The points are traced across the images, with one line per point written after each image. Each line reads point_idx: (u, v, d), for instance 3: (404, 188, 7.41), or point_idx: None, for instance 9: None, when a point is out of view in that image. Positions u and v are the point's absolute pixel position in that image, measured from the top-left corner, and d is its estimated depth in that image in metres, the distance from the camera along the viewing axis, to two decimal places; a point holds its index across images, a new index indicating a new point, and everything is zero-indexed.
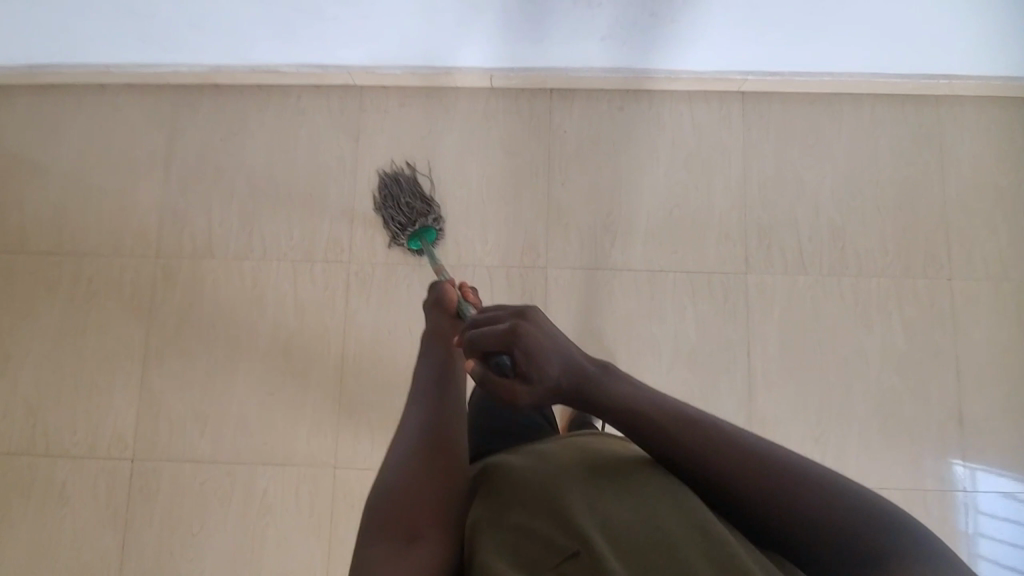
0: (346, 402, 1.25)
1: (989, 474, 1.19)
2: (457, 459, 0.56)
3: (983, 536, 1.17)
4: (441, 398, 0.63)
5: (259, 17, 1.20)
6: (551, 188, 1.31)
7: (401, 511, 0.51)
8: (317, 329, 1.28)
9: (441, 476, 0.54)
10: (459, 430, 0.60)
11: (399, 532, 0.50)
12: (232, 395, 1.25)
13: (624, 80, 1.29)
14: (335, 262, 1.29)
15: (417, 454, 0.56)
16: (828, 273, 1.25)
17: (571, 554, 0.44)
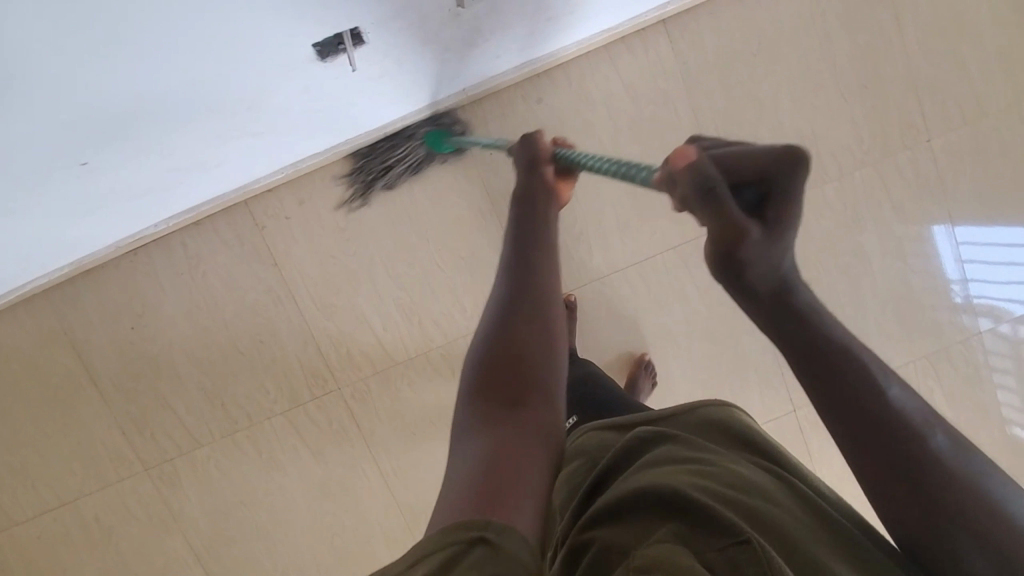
0: (408, 511, 1.23)
1: (1001, 309, 1.24)
2: (549, 328, 0.58)
3: (1005, 361, 1.26)
4: (530, 268, 0.63)
5: (96, 220, 0.98)
6: (504, 220, 1.16)
7: (493, 378, 0.54)
8: (344, 463, 1.21)
9: (539, 339, 0.57)
10: (554, 303, 0.60)
11: (502, 395, 0.53)
12: (300, 552, 1.24)
13: (532, 71, 1.10)
14: (325, 393, 1.18)
15: (514, 321, 0.58)
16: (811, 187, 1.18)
17: (741, 540, 0.46)
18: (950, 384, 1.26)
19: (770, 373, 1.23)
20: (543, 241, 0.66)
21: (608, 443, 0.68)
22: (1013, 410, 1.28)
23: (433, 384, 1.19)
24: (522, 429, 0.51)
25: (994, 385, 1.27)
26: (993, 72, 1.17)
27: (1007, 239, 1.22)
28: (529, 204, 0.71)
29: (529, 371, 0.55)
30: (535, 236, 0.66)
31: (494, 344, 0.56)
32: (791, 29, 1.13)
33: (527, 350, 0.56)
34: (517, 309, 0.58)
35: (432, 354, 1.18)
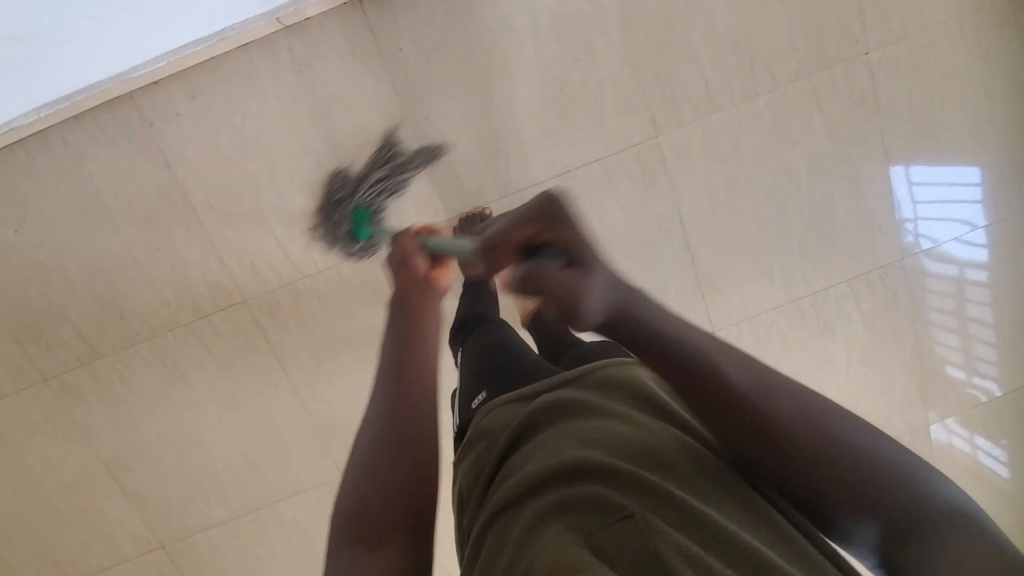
0: (321, 425, 1.22)
1: (930, 233, 1.22)
2: (416, 445, 0.56)
3: (938, 280, 1.25)
4: (401, 372, 0.61)
5: None
6: (415, 126, 1.09)
7: (360, 521, 0.51)
8: (253, 376, 1.18)
9: (400, 462, 0.55)
10: (427, 415, 0.58)
11: (363, 539, 0.50)
12: (213, 463, 1.23)
13: None
14: (229, 305, 1.14)
15: (378, 452, 0.55)
16: (741, 100, 1.12)
17: (625, 516, 0.44)
18: (868, 308, 1.27)
19: (689, 293, 1.22)
20: (428, 345, 0.66)
21: (506, 416, 0.61)
22: (936, 341, 1.30)
23: (345, 298, 1.16)
24: (381, 565, 0.49)
25: (925, 305, 1.27)
26: None
27: (953, 177, 1.20)
28: (407, 315, 0.69)
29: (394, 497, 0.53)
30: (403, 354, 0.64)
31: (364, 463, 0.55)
32: None
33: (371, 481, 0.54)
34: (385, 444, 0.56)
35: (342, 266, 1.14)
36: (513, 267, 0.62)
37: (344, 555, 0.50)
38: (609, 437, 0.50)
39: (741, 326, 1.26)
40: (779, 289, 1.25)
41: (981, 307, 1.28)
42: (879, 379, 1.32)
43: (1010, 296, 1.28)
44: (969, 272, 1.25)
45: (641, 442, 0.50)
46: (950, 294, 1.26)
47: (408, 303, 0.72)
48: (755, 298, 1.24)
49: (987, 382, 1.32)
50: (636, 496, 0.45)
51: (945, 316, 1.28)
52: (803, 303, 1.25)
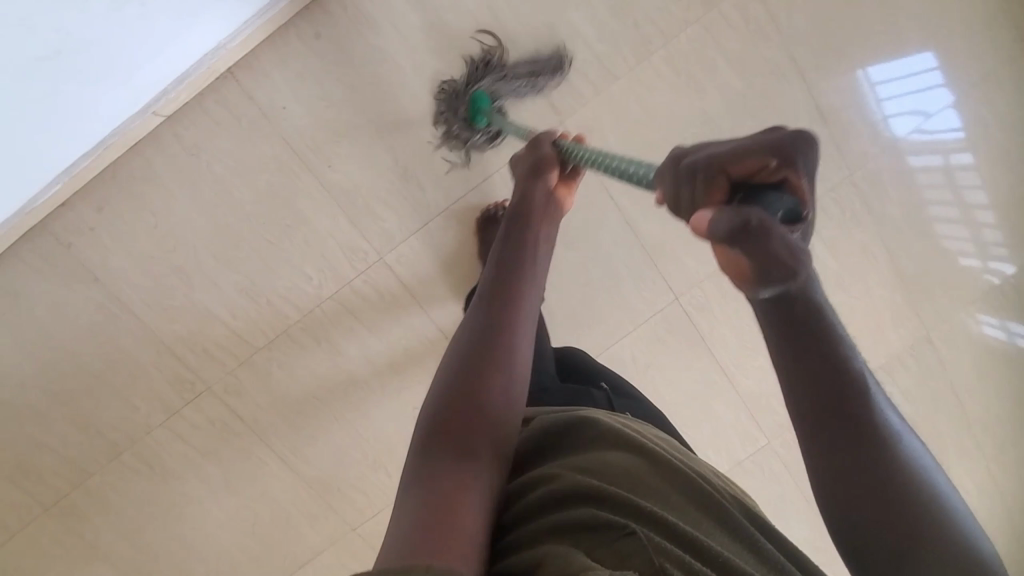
0: (318, 486, 1.23)
1: (892, 128, 1.17)
2: (497, 364, 0.60)
3: (924, 172, 1.20)
4: (513, 285, 0.66)
5: None
6: (322, 177, 1.08)
7: (446, 432, 0.55)
8: (239, 458, 1.19)
9: (489, 380, 0.58)
10: (507, 337, 0.62)
11: (454, 444, 0.54)
12: (226, 548, 1.24)
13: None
14: (196, 396, 1.15)
15: (468, 365, 0.59)
16: (637, 61, 1.09)
17: (625, 532, 0.47)
18: (829, 232, 1.22)
19: (641, 265, 1.19)
20: (526, 263, 0.69)
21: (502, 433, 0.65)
22: (925, 242, 1.23)
23: (304, 361, 1.16)
24: (471, 471, 0.53)
25: (920, 198, 1.21)
26: None
27: (915, 65, 1.15)
28: (514, 239, 0.72)
29: (484, 416, 0.57)
30: (507, 275, 0.67)
31: (458, 380, 0.58)
32: None
33: (462, 405, 0.57)
34: (488, 352, 0.60)
35: (291, 331, 1.14)
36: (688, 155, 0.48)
37: (432, 460, 0.53)
38: (605, 464, 0.54)
39: (704, 284, 1.22)
40: None
41: (976, 192, 1.23)
42: (862, 301, 1.27)
43: (1002, 175, 1.23)
44: (955, 158, 1.20)
45: (635, 469, 0.54)
46: (938, 185, 1.21)
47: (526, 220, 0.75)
48: (711, 253, 1.20)
49: (1001, 264, 1.26)
50: (632, 515, 0.49)
51: (937, 209, 1.22)
52: None
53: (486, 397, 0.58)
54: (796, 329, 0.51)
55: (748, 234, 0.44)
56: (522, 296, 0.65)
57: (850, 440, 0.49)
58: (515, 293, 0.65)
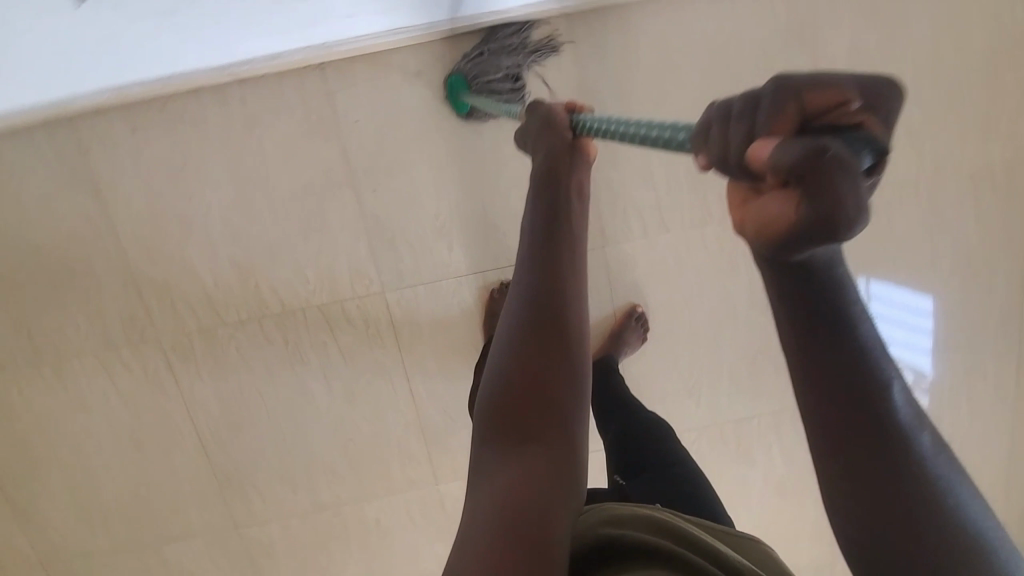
0: (221, 472, 1.18)
1: None
2: (559, 328, 0.59)
3: None
4: (558, 261, 0.63)
5: None
6: (361, 197, 1.06)
7: (501, 414, 0.57)
8: (157, 413, 1.15)
9: (538, 364, 0.58)
10: (569, 310, 0.61)
11: (508, 431, 0.56)
12: (104, 490, 1.19)
13: (421, 36, 0.99)
14: (142, 341, 1.10)
15: (517, 348, 0.59)
16: (691, 226, 1.12)
17: None
18: (791, 444, 1.26)
19: None
20: (566, 241, 0.65)
21: None
22: None
23: (264, 353, 1.13)
24: (535, 455, 0.54)
25: None
26: (907, 144, 1.09)
27: (909, 303, 1.17)
28: (553, 202, 0.67)
29: (548, 396, 0.57)
30: (558, 233, 0.65)
31: (520, 366, 0.58)
32: (702, 56, 1.04)
33: (560, 372, 0.58)
34: (535, 335, 0.59)
35: (264, 321, 1.11)
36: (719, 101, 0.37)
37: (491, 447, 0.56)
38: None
39: None
40: (705, 411, 1.24)
41: None
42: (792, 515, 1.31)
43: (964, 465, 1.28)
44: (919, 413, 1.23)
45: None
46: None
47: (562, 171, 0.69)
48: (680, 416, 1.23)
49: None
50: None
51: None
52: (726, 429, 1.24)
53: (547, 357, 0.58)
54: (811, 325, 0.41)
55: (816, 165, 0.30)
56: (569, 266, 0.63)
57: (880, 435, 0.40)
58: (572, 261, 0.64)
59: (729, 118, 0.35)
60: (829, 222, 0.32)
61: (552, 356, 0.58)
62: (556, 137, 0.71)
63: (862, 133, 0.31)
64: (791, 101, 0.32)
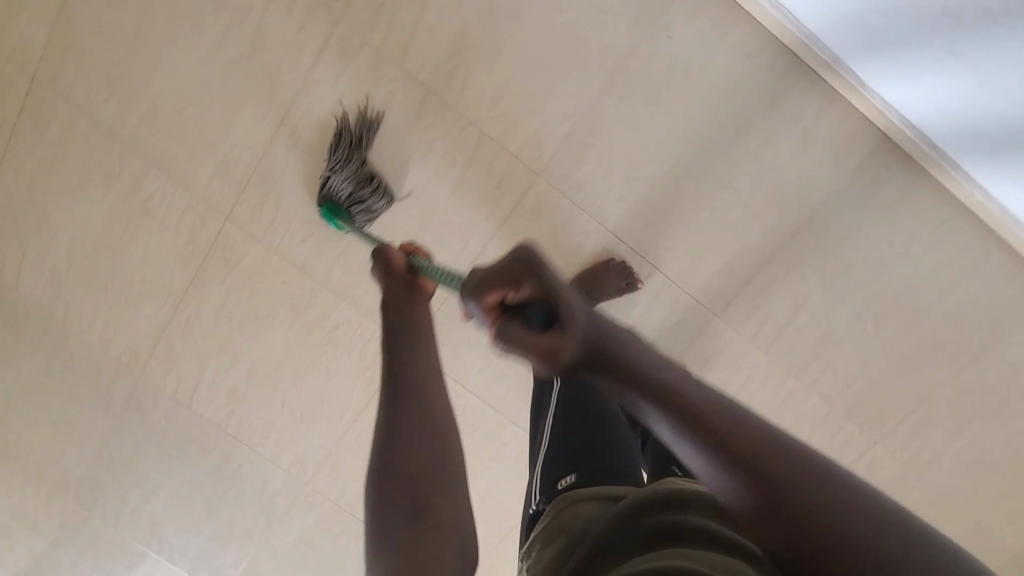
0: (265, 167, 1.09)
1: None
2: (425, 401, 0.60)
3: None
4: (414, 353, 0.63)
5: None
6: (603, 92, 1.02)
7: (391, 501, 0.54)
8: (272, 72, 1.05)
9: (411, 442, 0.58)
10: (432, 381, 0.61)
11: (401, 508, 0.54)
12: (153, 81, 1.06)
13: (791, 38, 0.98)
14: (325, 8, 1.01)
15: (392, 438, 0.57)
16: (784, 367, 1.13)
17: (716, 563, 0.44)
18: None
19: None
20: (421, 329, 0.65)
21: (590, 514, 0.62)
22: None
23: (402, 120, 1.05)
24: (427, 534, 0.53)
25: None
26: (967, 463, 1.16)
27: None
28: (396, 310, 0.68)
29: (424, 476, 0.56)
30: (407, 332, 0.65)
31: (394, 453, 0.57)
32: (923, 262, 1.07)
33: (419, 445, 0.58)
34: (404, 420, 0.58)
35: (430, 97, 1.04)
36: (465, 285, 0.51)
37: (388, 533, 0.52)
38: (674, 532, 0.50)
39: None
40: None
41: None
42: None
43: None
44: None
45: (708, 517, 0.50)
46: None
47: (395, 296, 0.70)
48: None
49: None
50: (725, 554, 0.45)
51: None
52: None
53: (417, 435, 0.58)
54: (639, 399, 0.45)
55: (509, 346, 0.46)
56: (434, 352, 0.64)
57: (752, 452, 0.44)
58: (420, 337, 0.64)
59: (467, 302, 0.51)
60: (553, 354, 0.45)
61: (416, 436, 0.58)
62: (385, 262, 0.73)
63: (531, 302, 0.47)
64: (489, 298, 0.48)
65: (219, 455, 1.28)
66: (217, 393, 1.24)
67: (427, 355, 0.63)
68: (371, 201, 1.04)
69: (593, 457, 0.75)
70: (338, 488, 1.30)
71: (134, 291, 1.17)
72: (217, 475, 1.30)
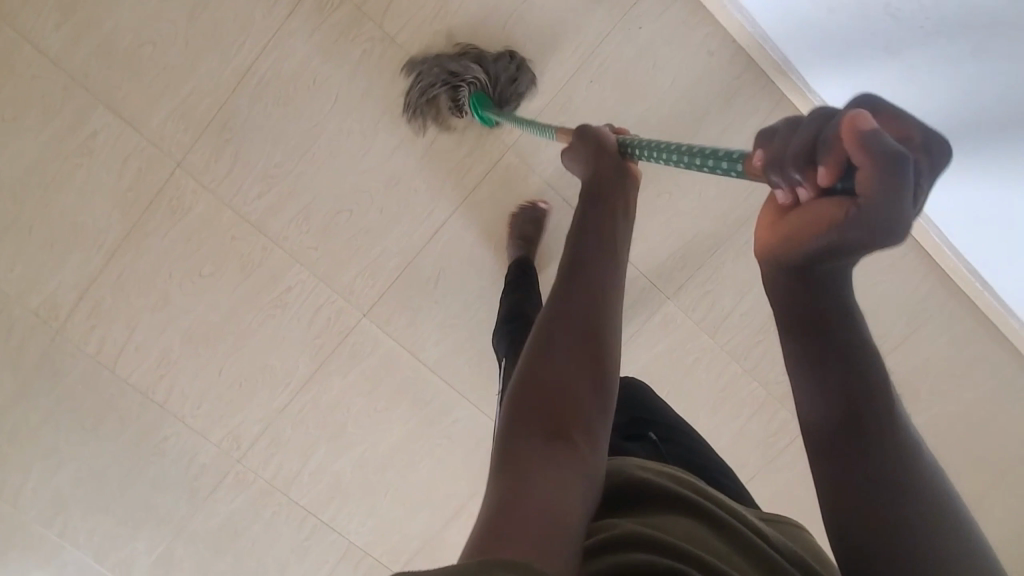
0: (227, 116, 1.05)
1: None
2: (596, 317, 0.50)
3: None
4: (604, 256, 0.54)
5: None
6: (575, 75, 1.07)
7: (523, 420, 0.45)
8: (244, 18, 1.02)
9: (579, 361, 0.48)
10: (612, 300, 0.52)
11: (542, 433, 0.44)
12: (112, 13, 1.01)
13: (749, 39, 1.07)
14: None
15: (554, 346, 0.49)
16: (728, 350, 1.19)
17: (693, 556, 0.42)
18: None
19: None
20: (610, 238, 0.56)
21: None
22: None
23: (378, 81, 1.06)
24: (564, 467, 0.43)
25: None
26: None
27: None
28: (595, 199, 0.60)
29: (574, 402, 0.47)
30: (593, 230, 0.56)
31: (540, 362, 0.48)
32: None
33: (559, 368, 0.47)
34: (568, 333, 0.49)
35: (408, 62, 1.05)
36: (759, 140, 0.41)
37: (517, 448, 0.44)
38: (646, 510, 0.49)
39: None
40: None
41: None
42: None
43: None
44: None
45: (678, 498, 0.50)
46: None
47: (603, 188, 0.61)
48: None
49: None
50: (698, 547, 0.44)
51: None
52: None
53: (576, 354, 0.49)
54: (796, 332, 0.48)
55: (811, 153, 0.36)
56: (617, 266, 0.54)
57: (854, 420, 0.46)
58: (607, 247, 0.55)
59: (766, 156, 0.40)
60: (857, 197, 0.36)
61: (577, 352, 0.49)
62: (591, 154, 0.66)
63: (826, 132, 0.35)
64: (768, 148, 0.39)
65: (141, 425, 1.18)
66: (147, 356, 1.14)
67: (610, 270, 0.53)
68: (518, 77, 1.05)
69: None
70: (272, 469, 1.21)
71: (64, 236, 1.09)
72: (137, 448, 1.19)
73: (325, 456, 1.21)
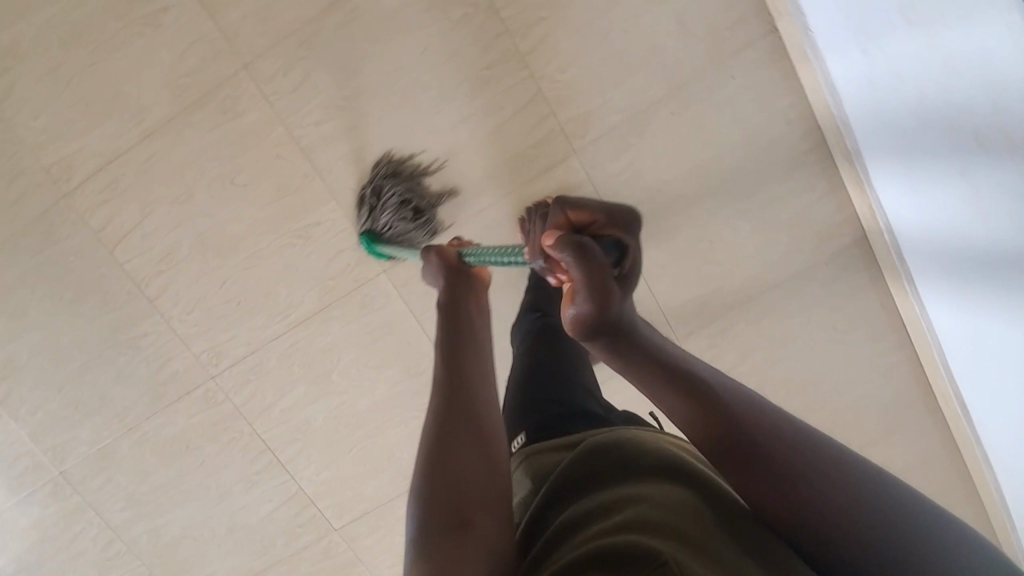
0: (307, 34, 1.02)
1: None
2: (470, 391, 0.58)
3: None
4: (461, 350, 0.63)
5: None
6: (658, 103, 1.08)
7: (435, 508, 0.49)
8: None
9: (466, 432, 0.54)
10: (482, 379, 0.60)
11: (444, 515, 0.48)
12: None
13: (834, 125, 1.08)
14: None
15: (446, 428, 0.54)
16: None
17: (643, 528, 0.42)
18: None
19: None
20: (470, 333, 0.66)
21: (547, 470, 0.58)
22: None
23: (469, 49, 1.04)
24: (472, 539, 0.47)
25: None
26: None
27: None
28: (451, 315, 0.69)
29: (471, 470, 0.52)
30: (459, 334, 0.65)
31: (440, 441, 0.53)
32: (851, 351, 1.23)
33: (462, 457, 0.52)
34: (457, 412, 0.55)
35: (504, 39, 1.03)
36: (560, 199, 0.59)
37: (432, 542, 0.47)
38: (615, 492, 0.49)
39: None
40: None
41: None
42: None
43: None
44: None
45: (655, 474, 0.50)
46: None
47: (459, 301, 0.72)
48: None
49: None
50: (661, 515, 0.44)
51: None
52: None
53: (468, 425, 0.55)
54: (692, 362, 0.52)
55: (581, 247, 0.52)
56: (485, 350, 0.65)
57: (747, 419, 0.48)
58: (467, 341, 0.65)
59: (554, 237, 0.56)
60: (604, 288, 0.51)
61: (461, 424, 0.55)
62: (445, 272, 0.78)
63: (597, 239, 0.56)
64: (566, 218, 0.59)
65: (122, 315, 1.12)
66: (150, 248, 1.09)
67: (476, 358, 0.62)
68: (428, 195, 1.09)
69: (555, 404, 0.73)
70: (243, 396, 1.18)
71: (102, 102, 1.03)
72: (111, 337, 1.13)
73: (301, 398, 1.18)
